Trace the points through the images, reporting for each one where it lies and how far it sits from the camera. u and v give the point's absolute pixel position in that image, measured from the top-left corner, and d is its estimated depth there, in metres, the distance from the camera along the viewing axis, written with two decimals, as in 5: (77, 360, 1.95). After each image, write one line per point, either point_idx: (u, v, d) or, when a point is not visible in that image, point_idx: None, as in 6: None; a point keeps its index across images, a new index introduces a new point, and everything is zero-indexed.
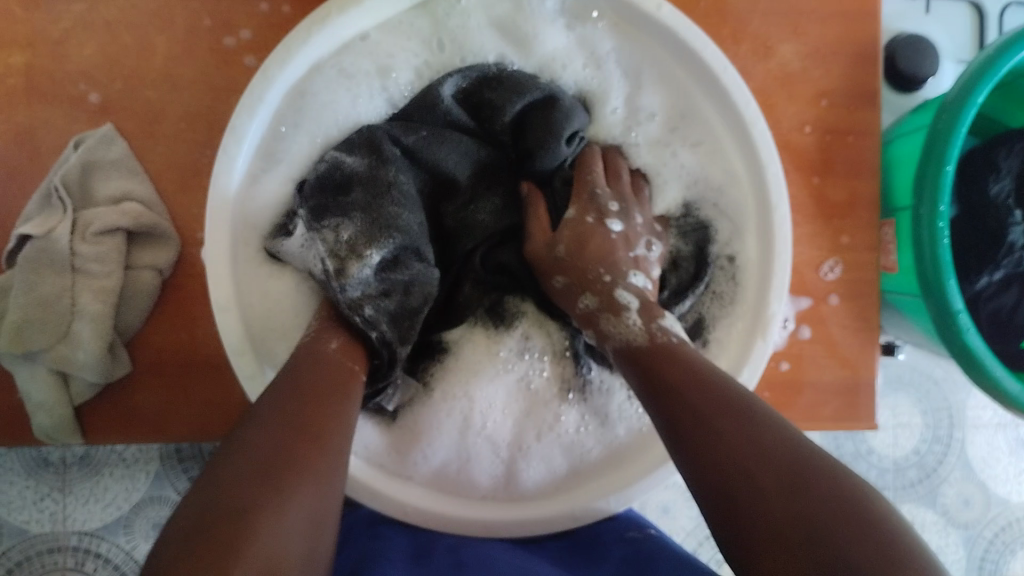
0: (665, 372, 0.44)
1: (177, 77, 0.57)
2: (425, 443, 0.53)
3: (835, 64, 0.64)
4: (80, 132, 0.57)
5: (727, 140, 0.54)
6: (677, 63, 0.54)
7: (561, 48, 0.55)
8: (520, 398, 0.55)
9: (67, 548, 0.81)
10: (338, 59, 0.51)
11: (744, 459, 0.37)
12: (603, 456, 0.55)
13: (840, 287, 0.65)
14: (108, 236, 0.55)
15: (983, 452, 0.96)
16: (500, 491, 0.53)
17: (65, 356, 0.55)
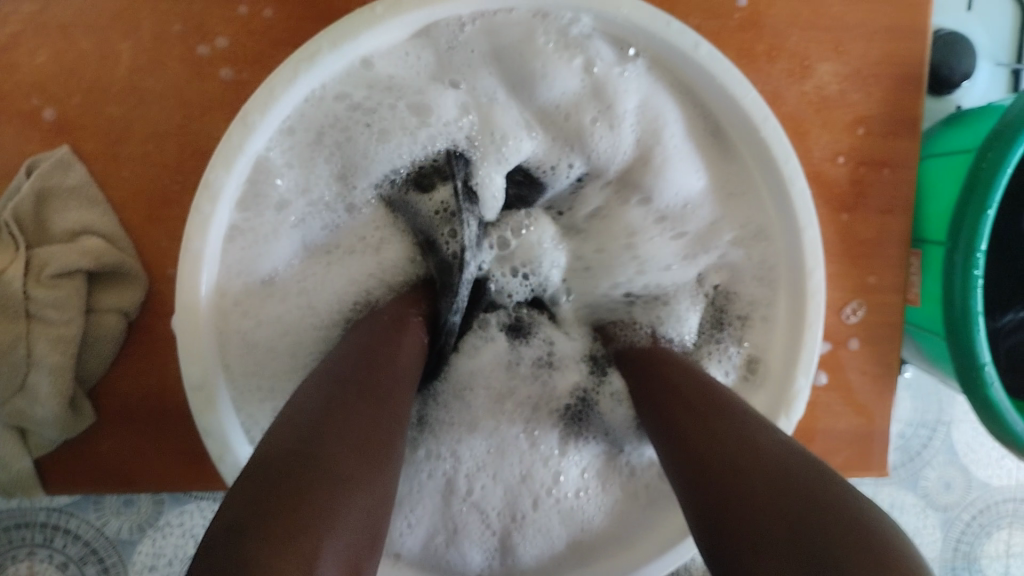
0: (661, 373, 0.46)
1: (144, 91, 0.50)
2: (405, 512, 0.49)
3: (876, 87, 0.58)
4: (34, 153, 0.51)
5: (767, 196, 0.49)
6: (718, 112, 0.48)
7: (572, 92, 0.49)
8: (515, 468, 0.51)
9: (35, 523, 0.71)
10: (345, 91, 0.46)
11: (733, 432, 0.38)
12: (602, 527, 0.51)
13: (860, 331, 0.60)
14: (66, 278, 0.49)
15: (969, 435, 0.84)
16: (495, 565, 0.50)
17: (21, 410, 0.49)
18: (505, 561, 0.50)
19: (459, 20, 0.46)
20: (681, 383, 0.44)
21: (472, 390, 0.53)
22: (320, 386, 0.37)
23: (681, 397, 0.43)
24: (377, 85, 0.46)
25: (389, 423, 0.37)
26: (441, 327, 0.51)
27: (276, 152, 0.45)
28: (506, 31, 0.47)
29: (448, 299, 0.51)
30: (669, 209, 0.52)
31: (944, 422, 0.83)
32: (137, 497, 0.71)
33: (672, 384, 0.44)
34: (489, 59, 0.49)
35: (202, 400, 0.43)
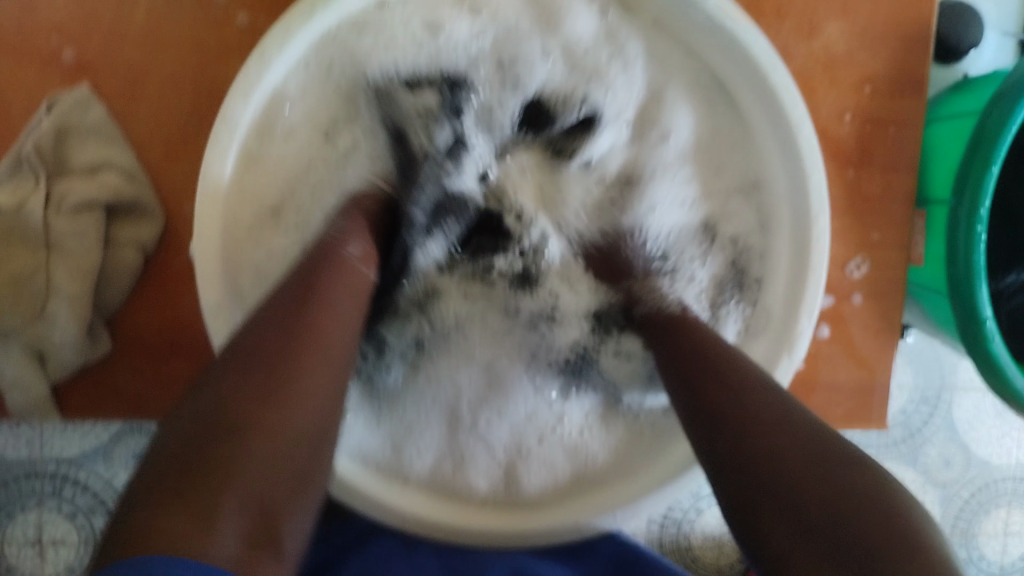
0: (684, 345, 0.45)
1: (160, 34, 0.51)
2: (413, 443, 0.51)
3: (883, 48, 0.59)
4: (53, 91, 0.51)
5: (770, 140, 0.51)
6: (726, 63, 0.50)
7: (587, 32, 0.52)
8: (520, 411, 0.53)
9: (44, 474, 0.78)
10: (360, 27, 0.49)
11: (762, 421, 0.38)
12: (606, 464, 0.52)
13: (864, 286, 0.62)
14: (85, 211, 0.51)
15: (971, 414, 0.84)
16: (500, 497, 0.51)
17: (42, 334, 0.51)
18: (510, 491, 0.51)
19: None
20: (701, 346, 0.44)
21: (468, 326, 0.54)
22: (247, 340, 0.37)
23: (703, 362, 0.43)
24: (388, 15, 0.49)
25: (303, 382, 0.36)
26: (402, 218, 0.51)
27: (291, 86, 0.49)
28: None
29: (408, 191, 0.51)
30: (682, 151, 0.54)
31: (945, 400, 0.84)
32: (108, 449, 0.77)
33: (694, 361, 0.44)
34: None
35: (218, 322, 0.44)
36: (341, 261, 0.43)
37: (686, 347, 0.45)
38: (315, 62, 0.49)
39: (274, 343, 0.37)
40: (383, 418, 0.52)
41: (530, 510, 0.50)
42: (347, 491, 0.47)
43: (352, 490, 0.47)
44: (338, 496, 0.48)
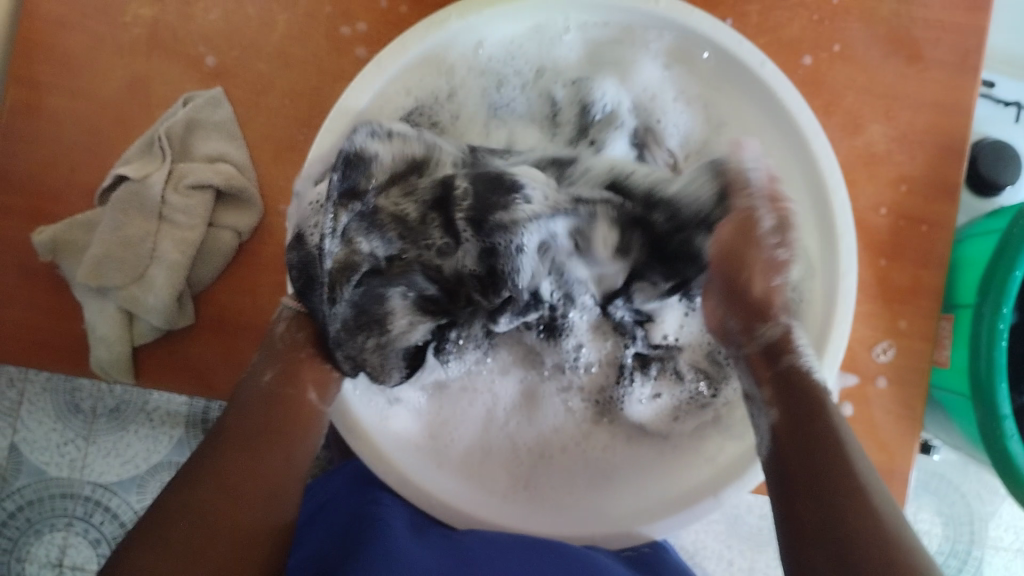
0: (797, 417, 0.47)
1: (290, 55, 0.59)
2: (450, 428, 0.57)
3: (921, 152, 0.65)
4: (190, 89, 0.60)
5: (806, 198, 0.56)
6: (769, 127, 0.57)
7: (655, 83, 0.59)
8: (540, 408, 0.59)
9: (79, 495, 0.98)
10: (454, 64, 0.56)
11: (829, 505, 0.42)
12: (625, 474, 0.57)
13: (889, 371, 0.64)
14: (199, 191, 0.58)
15: (1000, 574, 1.00)
16: (517, 493, 0.55)
17: (135, 297, 0.57)
18: (530, 487, 0.56)
19: (565, 25, 0.57)
20: (813, 395, 0.47)
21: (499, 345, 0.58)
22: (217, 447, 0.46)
23: (808, 405, 0.47)
24: (476, 62, 0.57)
25: (265, 475, 0.46)
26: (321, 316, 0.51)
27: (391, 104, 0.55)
28: (595, 36, 0.58)
29: (318, 292, 0.51)
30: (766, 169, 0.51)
31: (974, 555, 1.00)
32: (145, 482, 0.97)
33: (798, 435, 0.46)
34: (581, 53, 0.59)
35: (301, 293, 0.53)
36: (289, 398, 0.50)
37: (801, 394, 0.47)
38: (415, 88, 0.56)
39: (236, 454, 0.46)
40: (422, 409, 0.57)
41: (553, 508, 0.55)
42: (382, 465, 0.52)
43: (385, 463, 0.52)
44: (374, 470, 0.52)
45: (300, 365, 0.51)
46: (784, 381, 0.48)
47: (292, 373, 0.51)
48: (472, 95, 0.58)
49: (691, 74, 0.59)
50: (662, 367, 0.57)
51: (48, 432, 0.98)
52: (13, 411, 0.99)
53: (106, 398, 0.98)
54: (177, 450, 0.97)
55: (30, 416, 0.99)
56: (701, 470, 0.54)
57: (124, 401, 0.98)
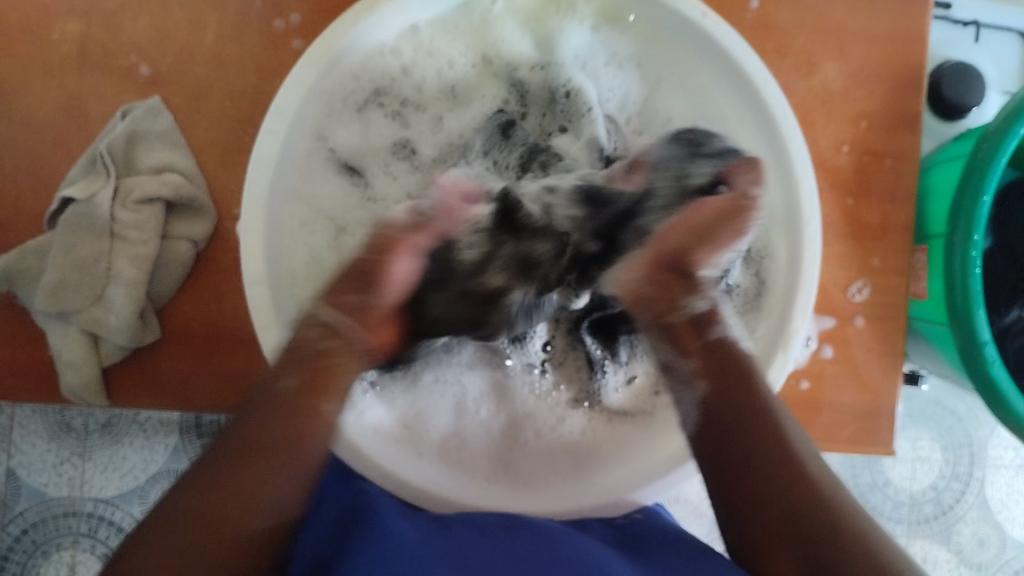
0: (731, 401, 0.50)
1: (225, 55, 0.58)
2: (425, 419, 0.58)
3: (878, 85, 0.64)
4: (127, 103, 0.58)
5: (758, 138, 0.57)
6: (710, 78, 0.58)
7: (586, 46, 0.60)
8: (513, 400, 0.60)
9: (81, 513, 0.97)
10: (394, 45, 0.57)
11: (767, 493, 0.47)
12: (608, 451, 0.59)
13: (866, 309, 0.64)
14: (148, 205, 0.57)
15: (1002, 492, 1.00)
16: (500, 475, 0.57)
17: (97, 318, 0.56)
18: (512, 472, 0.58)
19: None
20: (745, 372, 0.51)
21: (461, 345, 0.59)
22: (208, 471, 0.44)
23: (734, 378, 0.50)
24: (420, 47, 0.58)
25: (257, 502, 0.44)
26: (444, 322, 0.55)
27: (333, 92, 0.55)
28: (523, 2, 0.59)
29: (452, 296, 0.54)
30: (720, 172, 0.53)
31: (977, 477, 1.00)
32: (149, 494, 0.97)
33: (730, 415, 0.49)
34: (517, 23, 0.60)
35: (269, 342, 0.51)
36: (306, 408, 0.47)
37: (733, 367, 0.51)
38: (365, 72, 0.57)
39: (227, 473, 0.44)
40: (397, 400, 0.58)
41: (532, 485, 0.57)
42: (362, 462, 0.52)
43: (367, 461, 0.52)
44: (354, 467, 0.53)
45: (317, 375, 0.49)
46: (712, 357, 0.51)
47: (310, 385, 0.48)
48: (429, 70, 0.59)
49: (623, 33, 0.60)
50: (632, 352, 0.61)
51: (43, 453, 0.97)
52: (5, 437, 0.98)
53: (97, 414, 0.98)
54: (175, 457, 0.97)
55: (23, 440, 0.97)
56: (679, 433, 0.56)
57: (115, 416, 0.98)
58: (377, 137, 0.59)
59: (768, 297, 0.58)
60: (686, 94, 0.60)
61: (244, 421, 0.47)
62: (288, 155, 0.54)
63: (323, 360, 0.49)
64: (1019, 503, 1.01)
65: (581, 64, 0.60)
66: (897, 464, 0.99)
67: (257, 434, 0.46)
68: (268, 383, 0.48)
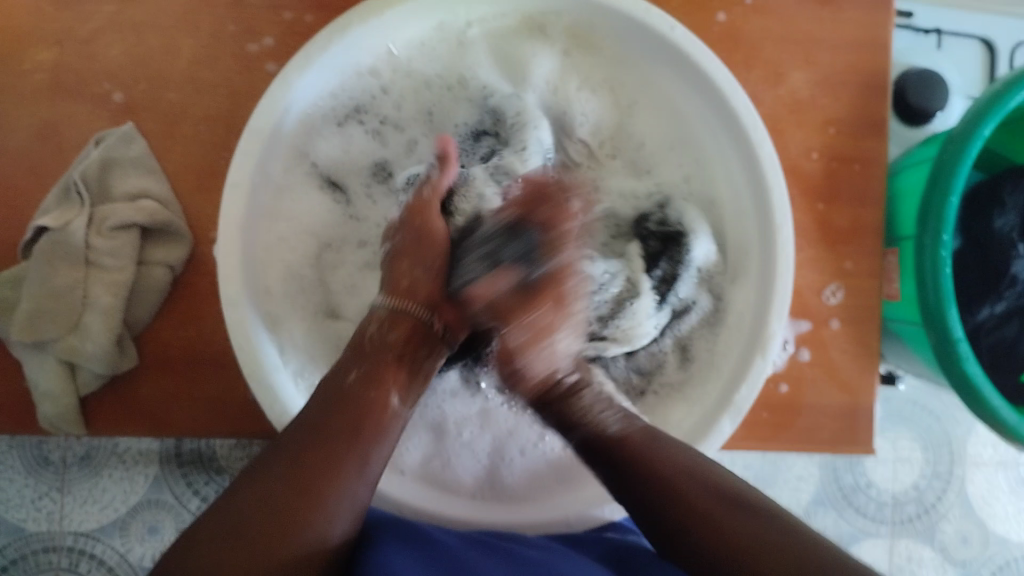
0: (656, 464, 0.47)
1: (198, 78, 0.58)
2: (407, 446, 0.58)
3: (844, 92, 0.65)
4: (101, 129, 0.58)
5: (731, 150, 0.58)
6: (683, 97, 0.60)
7: (554, 72, 0.60)
8: (499, 420, 0.59)
9: (61, 547, 0.96)
10: (373, 66, 0.58)
11: (717, 524, 0.43)
12: (589, 469, 0.59)
13: (841, 312, 0.65)
14: (124, 231, 0.57)
15: (983, 490, 1.01)
16: (484, 494, 0.58)
17: (74, 346, 0.56)
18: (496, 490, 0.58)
19: (466, 22, 0.59)
20: (661, 443, 0.48)
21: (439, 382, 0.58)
22: (277, 450, 0.44)
23: (651, 449, 0.48)
24: (399, 67, 0.59)
25: (331, 481, 0.43)
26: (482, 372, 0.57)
27: (317, 112, 0.57)
28: (496, 27, 0.59)
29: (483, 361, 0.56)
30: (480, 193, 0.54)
31: (957, 475, 1.01)
32: (132, 526, 0.96)
33: (658, 475, 0.46)
34: (488, 50, 0.60)
35: (251, 362, 0.51)
36: (374, 400, 0.47)
37: (646, 448, 0.48)
38: (343, 90, 0.57)
39: (294, 449, 0.43)
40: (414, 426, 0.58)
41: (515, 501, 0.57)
42: None
43: None
44: None
45: (383, 367, 0.49)
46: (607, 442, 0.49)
47: (377, 374, 0.48)
48: (408, 89, 0.60)
49: (596, 58, 0.61)
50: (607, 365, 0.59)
51: (21, 489, 0.96)
52: None
53: (75, 446, 0.96)
54: (154, 487, 0.96)
55: None
56: None
57: (94, 447, 0.96)
58: (359, 154, 0.60)
59: (739, 304, 0.59)
60: (662, 117, 0.62)
61: (311, 408, 0.46)
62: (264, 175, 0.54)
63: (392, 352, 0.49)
64: (999, 499, 1.02)
65: (554, 88, 0.60)
66: (879, 466, 1.00)
67: (320, 416, 0.45)
68: (336, 378, 0.48)
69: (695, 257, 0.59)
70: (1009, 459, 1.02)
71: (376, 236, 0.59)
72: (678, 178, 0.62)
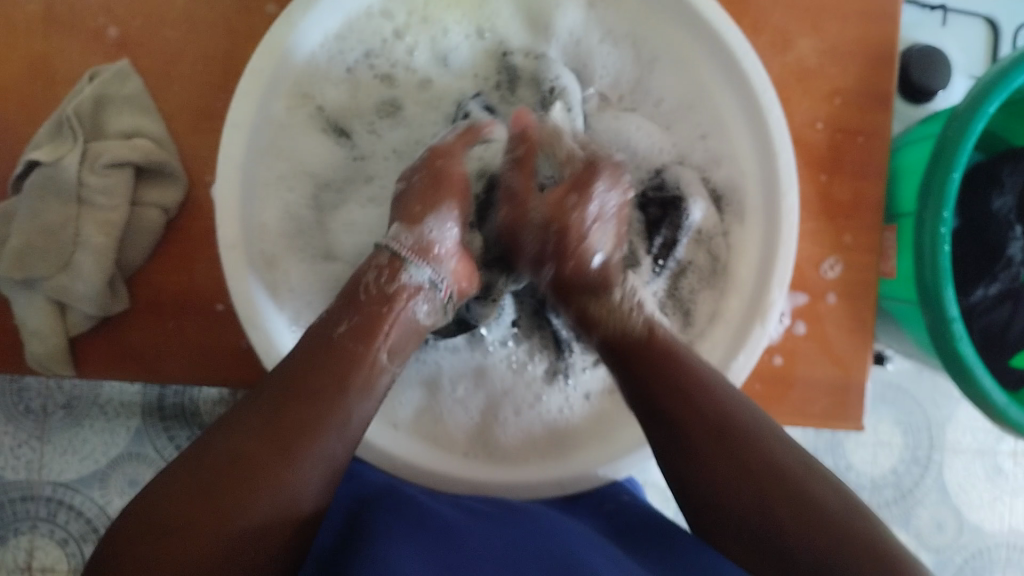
0: (668, 377, 0.48)
1: (197, 18, 0.57)
2: (399, 398, 0.58)
3: (852, 64, 0.64)
4: (95, 65, 0.57)
5: (737, 111, 0.58)
6: (700, 52, 0.58)
7: (578, 24, 0.60)
8: (501, 377, 0.59)
9: (40, 497, 0.94)
10: (386, 8, 0.57)
11: (722, 455, 0.45)
12: (586, 435, 0.58)
13: (838, 286, 0.65)
14: (116, 170, 0.55)
15: (960, 477, 1.02)
16: (477, 450, 0.57)
17: (63, 285, 0.55)
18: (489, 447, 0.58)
19: None
20: (680, 354, 0.49)
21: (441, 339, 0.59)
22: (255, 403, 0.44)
23: (668, 365, 0.48)
24: (416, 12, 0.58)
25: (305, 437, 0.43)
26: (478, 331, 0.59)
27: (324, 53, 0.56)
28: None
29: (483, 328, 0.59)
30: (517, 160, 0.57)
31: (935, 460, 1.02)
32: (111, 479, 0.94)
33: (676, 385, 0.47)
34: (509, 3, 0.60)
35: (247, 307, 0.51)
36: (359, 357, 0.47)
37: (666, 362, 0.48)
38: (355, 28, 0.57)
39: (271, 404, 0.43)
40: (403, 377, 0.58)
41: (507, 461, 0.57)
42: None
43: None
44: None
45: (379, 320, 0.48)
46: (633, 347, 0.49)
47: (368, 330, 0.48)
48: (422, 36, 0.59)
49: (614, 11, 0.60)
50: None
51: (1, 436, 0.94)
52: None
53: (56, 395, 0.95)
54: (135, 441, 0.94)
55: None
56: None
57: (75, 397, 0.95)
58: (368, 99, 0.58)
59: (738, 271, 0.59)
60: (679, 74, 0.60)
61: (294, 360, 0.46)
62: (265, 115, 0.54)
63: (389, 304, 0.49)
64: (976, 487, 1.03)
65: (576, 42, 0.61)
66: (858, 448, 1.01)
67: (299, 372, 0.45)
68: (323, 327, 0.48)
69: (691, 219, 0.60)
70: (988, 448, 1.03)
71: (388, 170, 0.59)
72: (693, 138, 0.61)
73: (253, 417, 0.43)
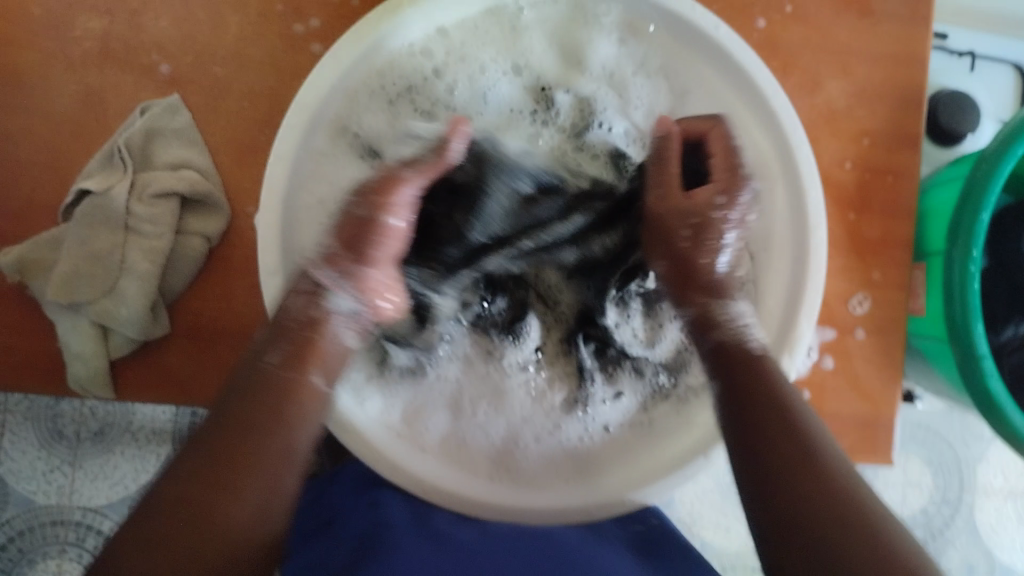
0: (765, 403, 0.47)
1: (244, 55, 0.59)
2: (425, 418, 0.58)
3: (880, 105, 0.65)
4: (146, 99, 0.59)
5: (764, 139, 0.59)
6: (725, 82, 0.59)
7: (613, 58, 0.62)
8: (524, 403, 0.60)
9: (69, 521, 0.95)
10: (427, 44, 0.59)
11: (800, 478, 0.44)
12: (607, 462, 0.59)
13: (866, 322, 0.65)
14: (163, 199, 0.58)
15: (992, 518, 1.01)
16: (499, 472, 0.57)
17: (108, 309, 0.57)
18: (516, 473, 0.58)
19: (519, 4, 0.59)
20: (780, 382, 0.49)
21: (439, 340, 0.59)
22: (197, 446, 0.45)
23: (767, 388, 0.48)
24: (453, 52, 0.59)
25: (243, 476, 0.45)
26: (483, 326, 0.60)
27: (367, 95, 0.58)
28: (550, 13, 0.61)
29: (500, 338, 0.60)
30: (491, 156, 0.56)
31: (966, 502, 1.00)
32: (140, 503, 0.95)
33: (769, 407, 0.47)
34: (543, 34, 0.61)
35: None
36: (292, 384, 0.47)
37: (769, 383, 0.48)
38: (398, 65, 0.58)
39: (210, 449, 0.45)
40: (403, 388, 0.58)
41: (531, 483, 0.57)
42: (371, 456, 0.53)
43: (373, 453, 0.53)
44: (350, 448, 0.53)
45: (309, 350, 0.48)
46: (744, 365, 0.49)
47: (300, 358, 0.47)
48: (460, 74, 0.60)
49: (646, 45, 0.61)
50: (620, 367, 0.61)
51: (33, 461, 0.95)
52: None
53: (89, 421, 0.96)
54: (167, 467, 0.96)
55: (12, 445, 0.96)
56: (689, 436, 0.58)
57: (107, 423, 0.96)
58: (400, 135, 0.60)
59: (764, 305, 0.59)
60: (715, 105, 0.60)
61: (228, 395, 0.46)
62: (308, 152, 0.56)
63: (314, 330, 0.48)
64: (1008, 528, 1.01)
65: (610, 75, 0.62)
66: (888, 487, 1.00)
67: (236, 408, 0.46)
68: (256, 357, 0.48)
69: None
70: (1020, 490, 1.02)
71: None
72: None
73: (195, 455, 0.45)
